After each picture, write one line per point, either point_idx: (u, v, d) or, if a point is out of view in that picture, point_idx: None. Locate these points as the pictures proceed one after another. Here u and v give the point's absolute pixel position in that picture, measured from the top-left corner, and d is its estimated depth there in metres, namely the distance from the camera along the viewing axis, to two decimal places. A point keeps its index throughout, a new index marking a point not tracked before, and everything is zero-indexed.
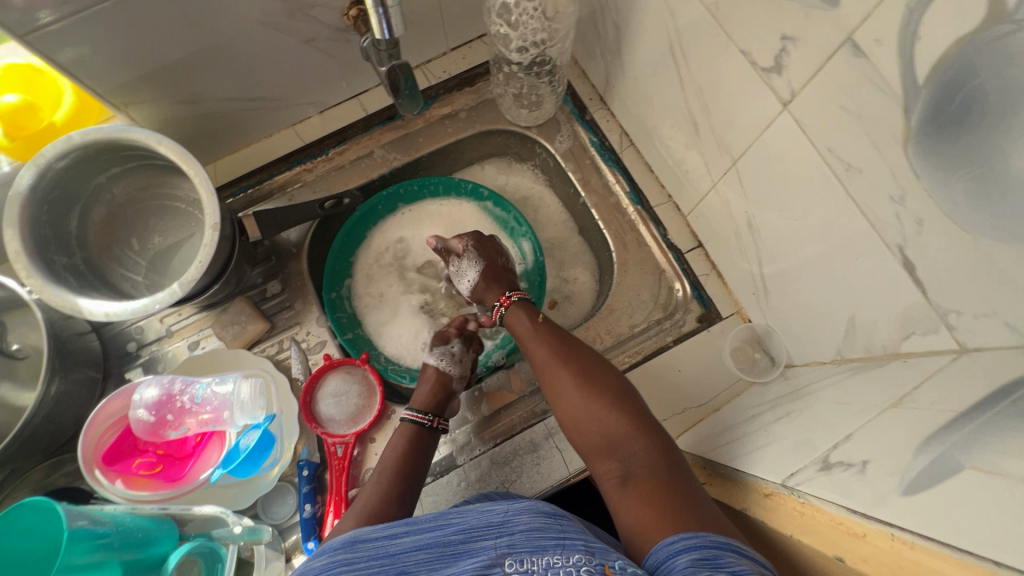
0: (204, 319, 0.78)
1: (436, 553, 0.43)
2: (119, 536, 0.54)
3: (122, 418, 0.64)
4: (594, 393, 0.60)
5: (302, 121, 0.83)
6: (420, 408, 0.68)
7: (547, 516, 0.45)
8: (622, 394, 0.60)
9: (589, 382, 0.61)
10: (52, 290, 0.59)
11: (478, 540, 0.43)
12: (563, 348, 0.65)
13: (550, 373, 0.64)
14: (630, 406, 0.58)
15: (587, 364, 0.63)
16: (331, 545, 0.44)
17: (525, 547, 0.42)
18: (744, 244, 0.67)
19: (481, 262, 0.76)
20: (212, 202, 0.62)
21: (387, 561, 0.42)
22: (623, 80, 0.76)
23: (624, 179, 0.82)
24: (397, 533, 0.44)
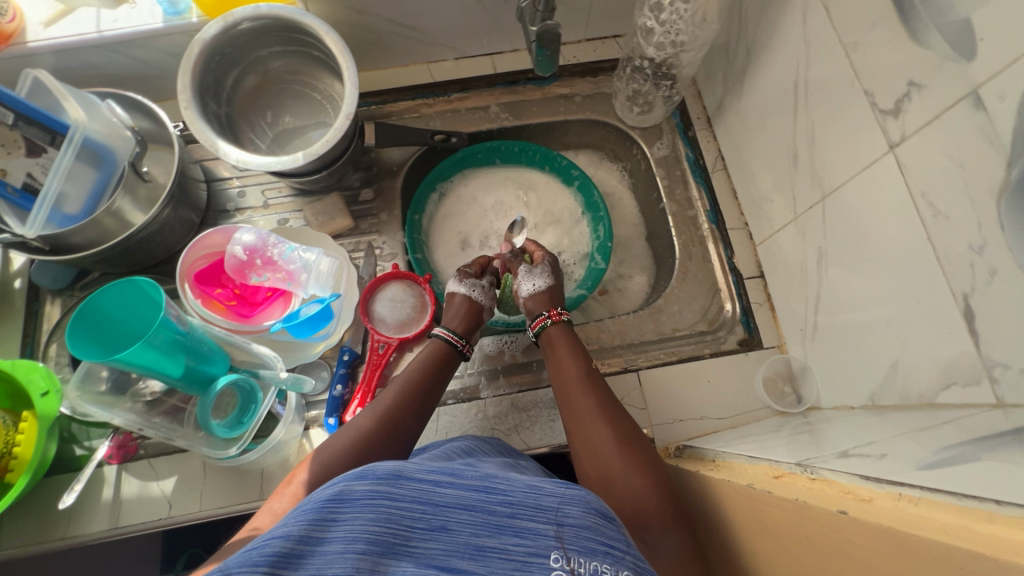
0: (299, 202, 0.86)
1: (479, 519, 0.40)
2: (189, 340, 0.60)
3: (216, 252, 0.71)
4: (609, 427, 0.60)
5: (438, 62, 0.91)
6: (452, 329, 0.72)
7: (597, 514, 0.42)
8: (636, 436, 0.59)
9: (605, 411, 0.62)
10: (201, 126, 0.68)
11: (526, 521, 0.40)
12: (603, 395, 0.64)
13: (585, 417, 0.62)
14: (641, 443, 0.58)
15: (611, 404, 0.63)
16: (375, 469, 0.40)
17: (574, 542, 0.40)
18: (808, 281, 0.71)
19: (552, 277, 0.78)
20: (353, 93, 0.69)
21: (428, 508, 0.39)
22: (736, 107, 0.81)
23: (706, 197, 0.86)
24: (441, 480, 0.41)
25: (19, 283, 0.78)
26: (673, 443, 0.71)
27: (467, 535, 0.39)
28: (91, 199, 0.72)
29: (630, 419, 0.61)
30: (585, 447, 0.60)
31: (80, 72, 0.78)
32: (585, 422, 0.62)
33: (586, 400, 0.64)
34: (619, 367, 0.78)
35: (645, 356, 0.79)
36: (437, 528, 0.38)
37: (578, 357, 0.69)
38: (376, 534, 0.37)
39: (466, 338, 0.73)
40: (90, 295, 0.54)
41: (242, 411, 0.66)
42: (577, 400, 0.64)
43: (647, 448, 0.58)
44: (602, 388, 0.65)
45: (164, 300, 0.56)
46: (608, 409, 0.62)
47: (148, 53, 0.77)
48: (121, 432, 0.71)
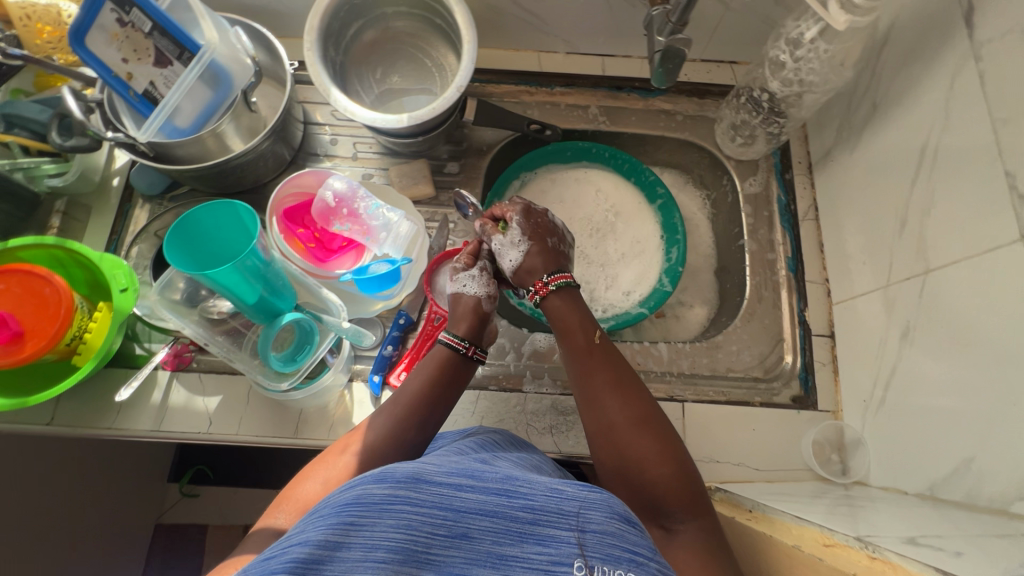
0: (386, 161, 0.87)
1: (502, 526, 0.41)
2: (268, 271, 0.62)
3: (304, 192, 0.73)
4: (622, 406, 0.57)
5: (549, 53, 0.91)
6: (457, 332, 0.65)
7: (620, 520, 0.44)
8: (653, 416, 0.57)
9: (621, 391, 0.58)
10: (319, 70, 0.69)
11: (548, 527, 0.42)
12: (614, 365, 0.61)
13: (595, 391, 0.59)
14: (659, 424, 0.56)
15: (622, 378, 0.60)
16: (394, 473, 0.41)
17: (597, 550, 0.41)
18: (885, 354, 0.68)
19: (528, 241, 0.70)
20: (468, 67, 0.69)
21: (449, 514, 0.41)
22: (845, 159, 0.78)
23: (790, 244, 0.84)
24: (461, 484, 0.42)
25: (117, 182, 0.82)
26: (706, 482, 0.70)
27: (490, 543, 0.41)
28: (201, 117, 0.75)
29: (642, 393, 0.59)
30: (600, 430, 0.57)
31: None
32: (599, 404, 0.58)
33: (598, 377, 0.60)
34: (664, 394, 0.77)
35: (693, 390, 0.77)
36: (459, 535, 0.41)
37: (586, 322, 0.64)
38: (398, 541, 0.39)
39: (476, 340, 0.66)
40: (192, 210, 0.57)
41: (296, 349, 0.68)
42: (590, 377, 0.60)
43: (664, 427, 0.57)
44: (613, 356, 0.61)
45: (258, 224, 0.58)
46: (622, 386, 0.59)
47: None
48: (180, 342, 0.74)
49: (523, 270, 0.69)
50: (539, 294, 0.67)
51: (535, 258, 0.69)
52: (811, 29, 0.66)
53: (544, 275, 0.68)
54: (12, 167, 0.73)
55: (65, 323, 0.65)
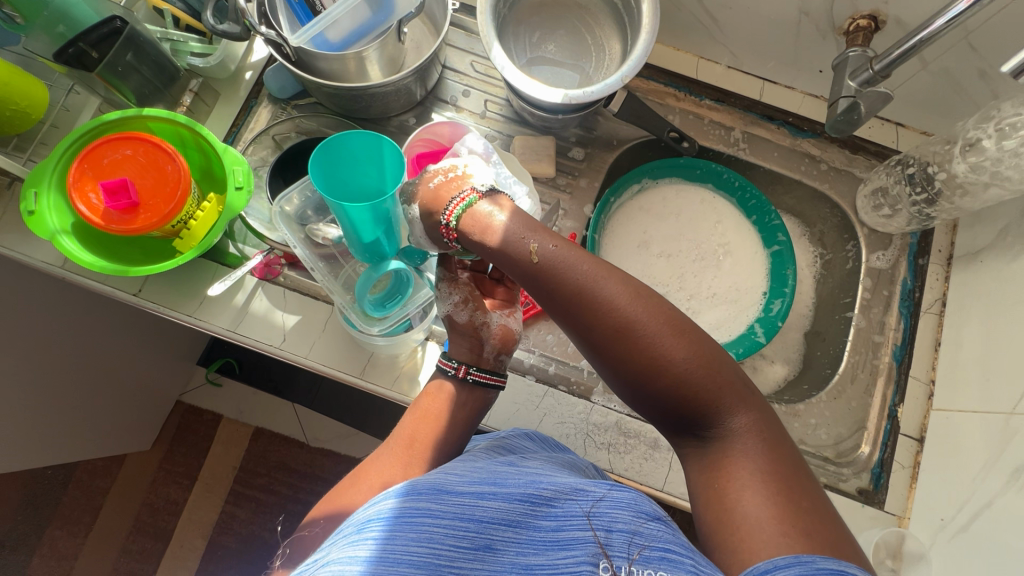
0: (512, 128, 0.84)
1: (524, 536, 0.43)
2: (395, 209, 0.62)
3: (436, 143, 0.70)
4: (601, 326, 0.49)
5: (709, 61, 0.85)
6: (450, 356, 0.62)
7: (643, 517, 0.44)
8: (650, 300, 0.49)
9: (607, 285, 0.49)
10: (486, 18, 0.66)
11: (570, 530, 0.43)
12: (567, 263, 0.50)
13: (565, 309, 0.50)
14: (659, 311, 0.49)
15: (584, 280, 0.49)
16: (416, 487, 0.44)
17: (622, 546, 0.42)
18: (983, 478, 0.63)
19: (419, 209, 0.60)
20: (640, 58, 0.64)
21: (472, 525, 0.42)
22: (996, 264, 0.72)
23: (903, 333, 0.79)
24: (484, 493, 0.45)
25: (249, 76, 0.81)
26: None
27: (513, 553, 0.42)
28: (352, 36, 0.73)
29: (613, 290, 0.49)
30: (592, 339, 0.49)
31: None
32: (587, 310, 0.49)
33: (574, 273, 0.49)
34: None
35: None
36: (483, 546, 0.42)
37: (521, 225, 0.53)
38: (422, 555, 0.40)
39: (475, 359, 0.62)
40: (342, 132, 0.60)
41: (387, 296, 0.67)
42: (562, 278, 0.50)
43: (658, 308, 0.49)
44: (562, 251, 0.50)
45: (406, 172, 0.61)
46: (607, 275, 0.50)
47: None
48: (273, 252, 0.73)
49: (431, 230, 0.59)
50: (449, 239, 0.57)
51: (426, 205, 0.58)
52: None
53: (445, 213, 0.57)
54: (164, 37, 0.74)
55: (179, 204, 0.65)
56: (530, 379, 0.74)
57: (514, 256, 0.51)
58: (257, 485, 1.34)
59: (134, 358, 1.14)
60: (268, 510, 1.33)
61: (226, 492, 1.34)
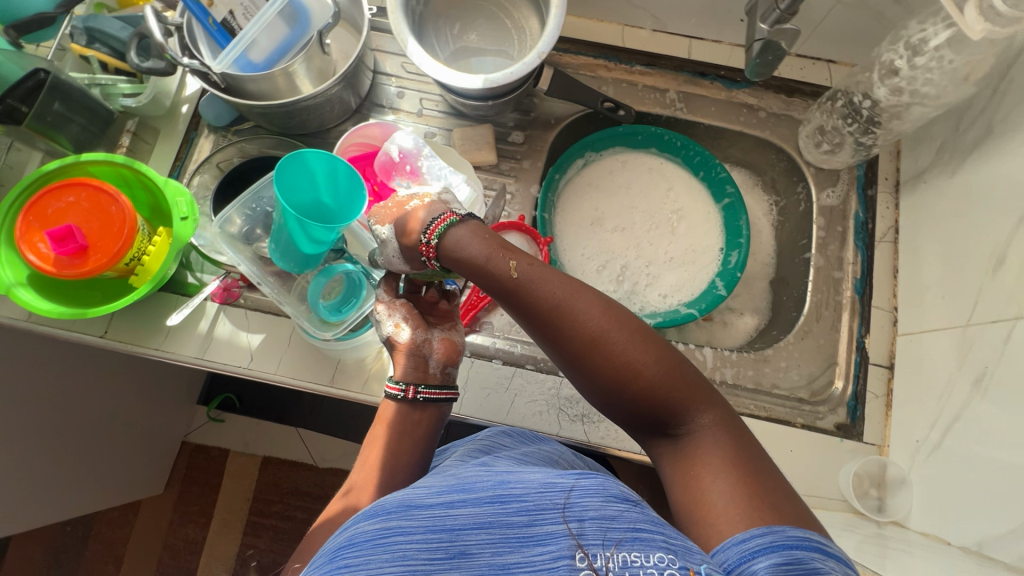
0: (450, 122, 0.85)
1: (498, 535, 0.42)
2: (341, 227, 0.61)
3: (369, 145, 0.72)
4: (576, 339, 0.49)
5: (633, 28, 0.86)
6: (398, 378, 0.60)
7: (614, 501, 0.44)
8: (621, 316, 0.50)
9: (580, 305, 0.49)
10: (398, 17, 0.67)
11: (543, 524, 0.42)
12: (545, 281, 0.50)
13: (540, 325, 0.51)
14: (632, 325, 0.50)
15: (559, 297, 0.50)
16: (383, 507, 0.43)
17: (595, 534, 0.41)
18: (951, 394, 0.63)
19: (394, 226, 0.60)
20: (553, 33, 0.66)
21: (444, 535, 0.41)
22: (939, 183, 0.73)
23: (861, 265, 0.79)
24: (454, 501, 0.44)
25: (186, 109, 0.82)
26: None
27: (489, 555, 0.40)
28: (275, 54, 0.74)
29: (585, 303, 0.49)
30: (565, 352, 0.50)
31: None
32: (561, 325, 0.50)
33: (545, 290, 0.50)
34: None
35: (733, 401, 0.74)
36: (457, 554, 0.40)
37: (491, 244, 0.53)
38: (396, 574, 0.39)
39: (421, 377, 0.60)
40: (301, 150, 0.58)
41: (342, 300, 0.68)
42: (534, 296, 0.50)
43: (626, 320, 0.50)
44: (542, 273, 0.51)
45: (364, 195, 0.59)
46: (579, 292, 0.50)
47: None
48: (230, 276, 0.75)
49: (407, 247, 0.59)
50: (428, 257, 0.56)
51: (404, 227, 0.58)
52: (939, 34, 0.62)
53: (422, 232, 0.56)
54: (92, 82, 0.75)
55: (128, 241, 0.66)
56: (497, 363, 0.75)
57: (490, 274, 0.52)
58: (272, 513, 1.35)
59: (132, 409, 1.14)
60: (286, 535, 1.34)
61: (242, 524, 1.35)
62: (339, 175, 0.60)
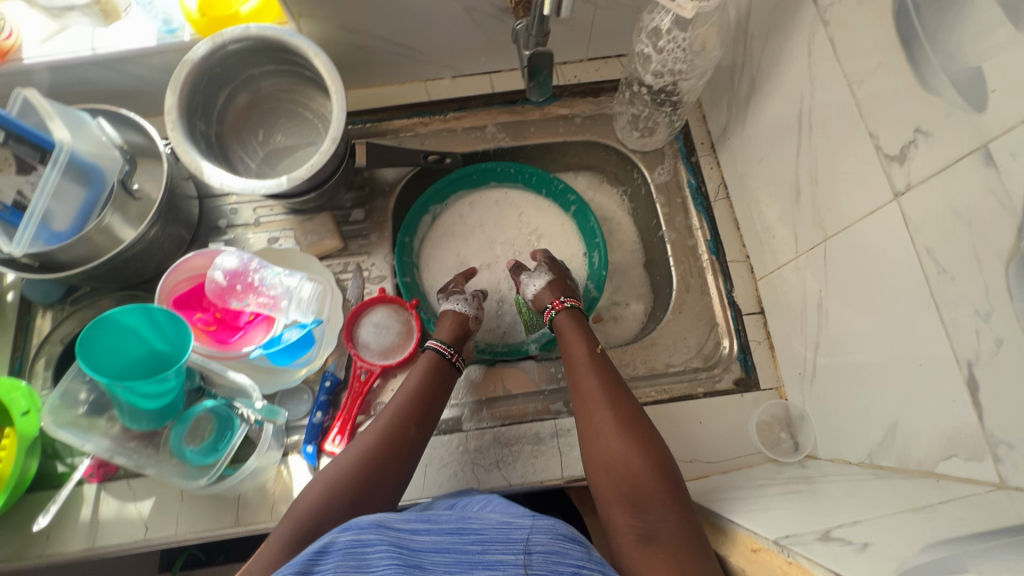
0: (289, 221, 0.85)
1: (451, 560, 0.40)
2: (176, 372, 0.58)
3: (197, 275, 0.71)
4: (609, 411, 0.61)
5: (434, 80, 0.90)
6: (442, 340, 0.73)
7: (563, 539, 0.43)
8: (644, 432, 0.59)
9: (609, 407, 0.62)
10: (186, 147, 0.67)
11: (496, 554, 0.41)
12: (609, 379, 0.65)
13: (587, 403, 0.63)
14: (646, 435, 0.59)
15: (615, 386, 0.64)
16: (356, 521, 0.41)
17: (542, 567, 0.40)
18: (809, 321, 0.67)
19: (552, 275, 0.78)
20: (340, 118, 0.68)
21: (405, 552, 0.39)
22: (739, 135, 0.78)
23: (707, 227, 0.83)
24: (418, 528, 0.42)
25: (11, 297, 0.79)
26: None
27: None
28: (80, 217, 0.72)
29: (637, 407, 0.62)
30: (591, 421, 0.61)
31: (72, 85, 0.78)
32: (597, 402, 0.63)
33: (602, 385, 0.64)
34: None
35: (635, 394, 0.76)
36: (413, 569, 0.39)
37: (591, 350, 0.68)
38: None
39: (460, 345, 0.73)
40: (104, 313, 0.55)
41: (217, 437, 0.65)
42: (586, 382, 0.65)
43: (652, 433, 0.59)
44: (609, 372, 0.66)
45: (188, 332, 0.58)
46: (613, 394, 0.63)
47: (142, 70, 0.77)
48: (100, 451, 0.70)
49: (540, 296, 0.77)
50: (553, 310, 0.74)
51: (550, 291, 0.77)
52: (664, 19, 0.67)
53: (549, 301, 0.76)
54: None
55: None
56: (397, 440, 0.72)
57: (575, 364, 0.68)
58: None
59: None
60: None
61: None
62: (157, 321, 0.58)
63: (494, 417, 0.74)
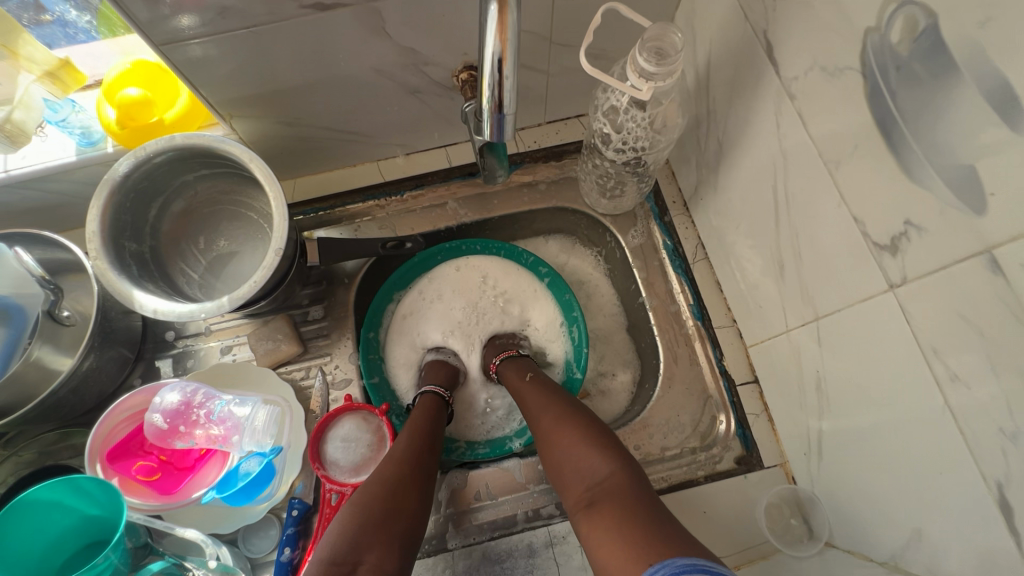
0: (243, 326, 0.78)
1: None
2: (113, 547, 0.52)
3: (137, 415, 0.65)
4: (548, 413, 0.63)
5: (387, 159, 0.84)
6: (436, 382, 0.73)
7: None
8: (576, 410, 0.63)
9: (545, 410, 0.64)
10: (114, 276, 0.61)
11: None
12: (547, 390, 0.67)
13: (533, 416, 0.66)
14: (579, 419, 0.61)
15: (549, 392, 0.66)
16: None
17: None
18: (807, 398, 0.62)
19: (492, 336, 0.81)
20: (283, 227, 0.63)
21: None
22: (712, 195, 0.74)
23: (689, 291, 0.79)
24: None
25: None
26: None
27: None
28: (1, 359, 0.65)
29: (570, 401, 0.65)
30: (538, 430, 0.64)
31: None
32: (537, 412, 0.65)
33: (537, 394, 0.67)
34: None
35: None
36: None
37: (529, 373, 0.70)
38: None
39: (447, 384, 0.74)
40: (21, 495, 0.49)
41: None
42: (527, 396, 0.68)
43: (586, 420, 0.61)
44: (548, 389, 0.67)
45: (121, 499, 0.52)
46: (546, 396, 0.66)
47: (63, 185, 0.70)
48: None
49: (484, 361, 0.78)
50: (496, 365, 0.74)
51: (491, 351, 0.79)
52: (622, 98, 0.63)
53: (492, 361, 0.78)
54: None
55: None
56: None
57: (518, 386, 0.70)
58: None
59: None
60: None
61: None
62: (84, 491, 0.52)
63: (482, 530, 0.68)
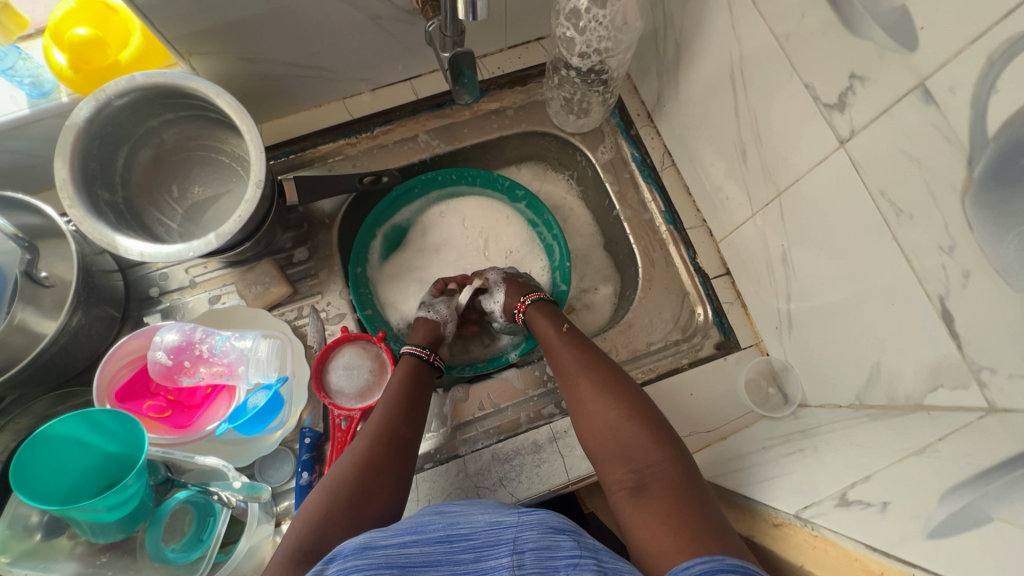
0: (227, 275, 0.78)
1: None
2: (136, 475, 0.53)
3: (137, 359, 0.67)
4: (585, 380, 0.64)
5: (353, 96, 0.84)
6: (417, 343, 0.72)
7: (554, 531, 0.42)
8: (615, 381, 0.63)
9: (585, 374, 0.64)
10: (93, 223, 0.60)
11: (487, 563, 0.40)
12: (585, 352, 0.67)
13: (569, 379, 0.65)
14: (623, 392, 0.61)
15: (590, 354, 0.67)
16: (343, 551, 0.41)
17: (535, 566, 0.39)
18: (775, 276, 0.67)
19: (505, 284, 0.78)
20: (260, 159, 0.62)
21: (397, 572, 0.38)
22: (674, 101, 0.77)
23: (659, 198, 0.82)
24: (407, 542, 0.42)
25: None
26: None
27: None
28: None
29: (613, 367, 0.65)
30: (575, 394, 0.64)
31: None
32: (576, 375, 0.65)
33: (575, 359, 0.66)
34: None
35: None
36: None
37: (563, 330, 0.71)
38: None
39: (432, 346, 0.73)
40: (37, 430, 0.50)
41: (199, 526, 0.59)
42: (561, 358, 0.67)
43: (633, 393, 0.61)
44: (587, 348, 0.67)
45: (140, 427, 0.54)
46: (584, 360, 0.66)
47: (20, 142, 0.68)
48: None
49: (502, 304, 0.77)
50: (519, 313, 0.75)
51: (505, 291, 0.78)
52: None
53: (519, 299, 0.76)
54: None
55: None
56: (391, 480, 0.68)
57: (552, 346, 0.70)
58: None
59: None
60: None
61: None
62: (101, 424, 0.54)
63: (488, 436, 0.72)
